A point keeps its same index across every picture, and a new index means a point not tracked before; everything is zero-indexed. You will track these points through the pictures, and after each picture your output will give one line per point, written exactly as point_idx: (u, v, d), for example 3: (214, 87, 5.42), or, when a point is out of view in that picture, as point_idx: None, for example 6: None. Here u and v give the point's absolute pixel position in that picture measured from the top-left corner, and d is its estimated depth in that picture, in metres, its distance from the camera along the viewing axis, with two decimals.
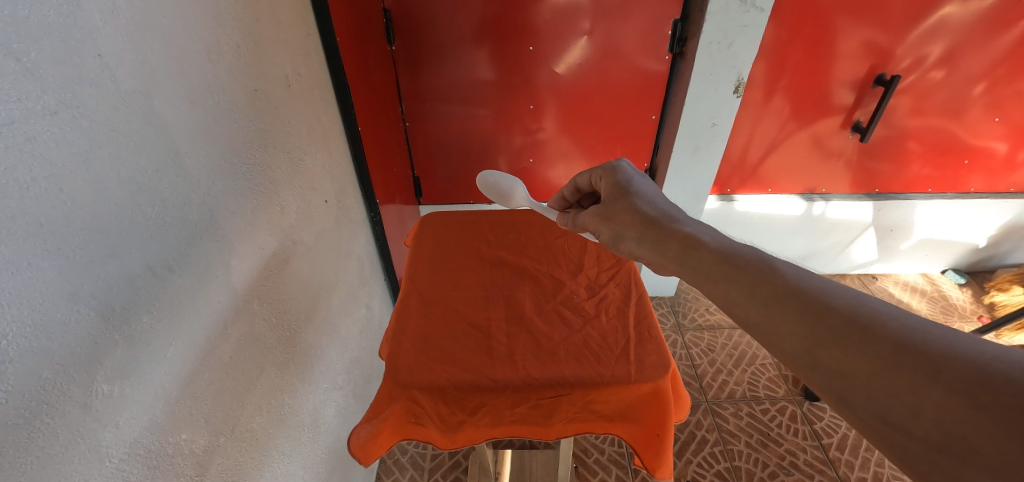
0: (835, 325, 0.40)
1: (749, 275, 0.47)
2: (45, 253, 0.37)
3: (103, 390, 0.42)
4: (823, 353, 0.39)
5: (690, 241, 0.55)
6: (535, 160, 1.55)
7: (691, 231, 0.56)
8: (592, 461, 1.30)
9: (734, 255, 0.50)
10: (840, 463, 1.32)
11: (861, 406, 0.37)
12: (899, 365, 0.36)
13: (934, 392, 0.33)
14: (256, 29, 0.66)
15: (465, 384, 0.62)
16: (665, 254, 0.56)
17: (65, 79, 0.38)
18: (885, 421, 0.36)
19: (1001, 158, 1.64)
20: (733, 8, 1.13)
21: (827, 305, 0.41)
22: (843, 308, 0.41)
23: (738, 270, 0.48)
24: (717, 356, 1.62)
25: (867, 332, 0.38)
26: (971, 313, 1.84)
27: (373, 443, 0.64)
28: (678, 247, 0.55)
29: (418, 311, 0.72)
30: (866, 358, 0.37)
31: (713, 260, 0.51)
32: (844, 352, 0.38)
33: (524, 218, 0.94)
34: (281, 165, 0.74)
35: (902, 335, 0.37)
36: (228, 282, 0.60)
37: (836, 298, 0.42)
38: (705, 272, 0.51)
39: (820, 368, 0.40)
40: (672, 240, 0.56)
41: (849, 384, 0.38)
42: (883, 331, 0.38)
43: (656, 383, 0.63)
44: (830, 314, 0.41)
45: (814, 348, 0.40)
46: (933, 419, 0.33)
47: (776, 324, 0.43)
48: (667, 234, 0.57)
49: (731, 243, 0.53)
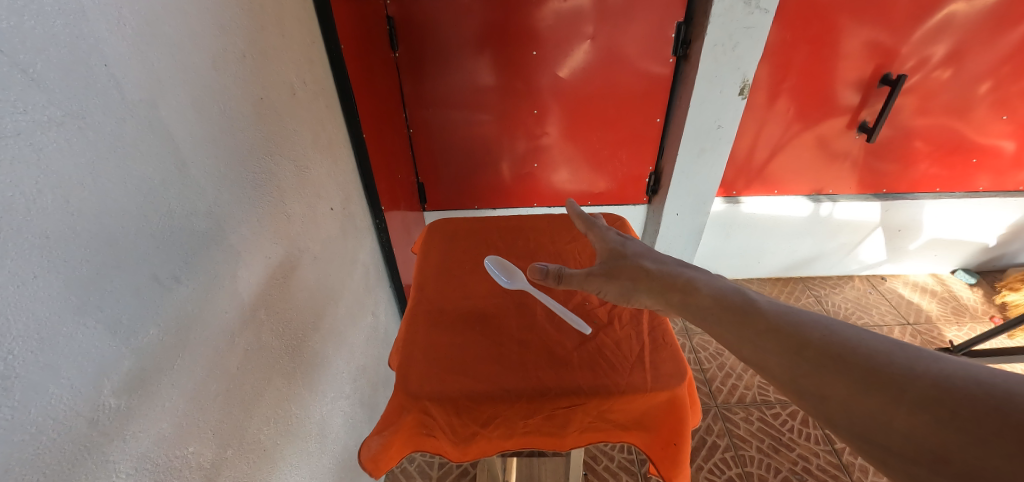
0: (811, 354, 0.42)
1: (737, 313, 0.49)
2: (52, 268, 0.36)
3: (110, 404, 0.41)
4: (805, 381, 0.41)
5: (690, 286, 0.55)
6: (539, 165, 1.54)
7: (692, 275, 0.57)
8: (602, 468, 1.29)
9: (725, 294, 0.52)
10: (854, 468, 1.30)
11: (843, 426, 0.38)
12: (869, 387, 0.38)
13: (902, 409, 0.35)
14: (261, 37, 0.67)
15: (477, 395, 0.61)
16: (670, 302, 0.57)
17: (72, 89, 0.38)
18: (865, 439, 0.37)
19: (1009, 156, 1.63)
20: (737, 10, 1.12)
21: (801, 336, 0.43)
22: (817, 338, 0.43)
23: (729, 311, 0.50)
24: (726, 360, 1.61)
25: (841, 357, 0.40)
26: (982, 313, 1.81)
27: (384, 455, 0.63)
28: (679, 294, 0.55)
29: (427, 320, 0.71)
30: (841, 382, 0.39)
31: (709, 303, 0.52)
32: (822, 378, 0.40)
33: (533, 224, 0.93)
34: (287, 173, 0.74)
35: (870, 356, 0.39)
36: (236, 292, 0.59)
37: (810, 327, 0.44)
38: (703, 314, 0.52)
39: (804, 393, 0.41)
40: (674, 287, 0.56)
41: (831, 407, 0.39)
42: (854, 356, 0.40)
43: (672, 391, 0.62)
44: (807, 345, 0.43)
45: (797, 376, 0.42)
46: (905, 434, 0.35)
47: (762, 355, 0.45)
48: (670, 281, 0.57)
49: (723, 284, 0.54)
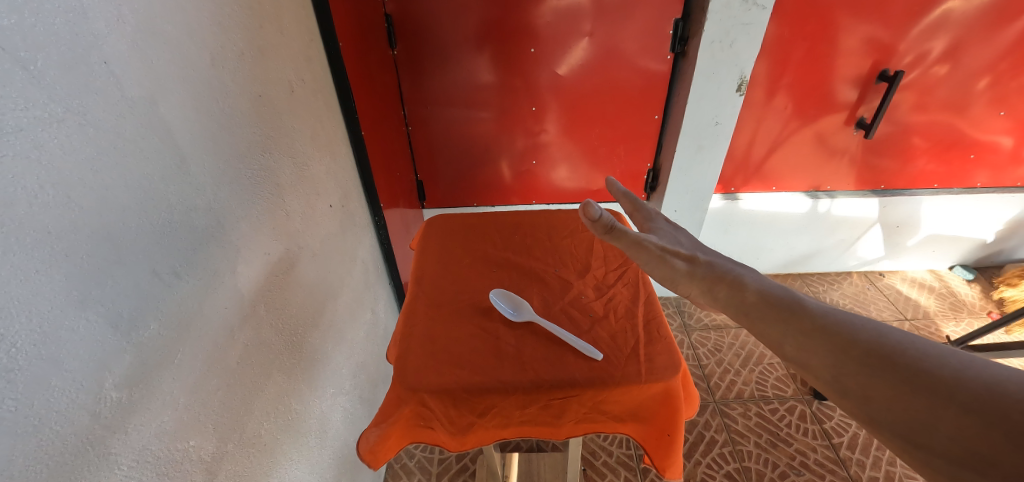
0: (858, 353, 0.41)
1: (784, 311, 0.48)
2: (53, 262, 0.37)
3: (112, 397, 0.42)
4: (849, 379, 0.41)
5: (738, 282, 0.54)
6: (538, 162, 1.54)
7: (742, 273, 0.55)
8: (600, 463, 1.29)
9: (772, 292, 0.51)
10: (852, 462, 1.30)
11: (885, 425, 0.38)
12: (916, 388, 0.37)
13: (950, 410, 0.35)
14: (259, 35, 0.67)
15: (475, 387, 0.61)
16: (714, 296, 0.55)
17: (73, 87, 0.38)
18: (908, 440, 0.37)
19: (1006, 152, 1.63)
20: (734, 6, 1.13)
21: (850, 336, 0.43)
22: (865, 339, 0.42)
23: (773, 308, 0.49)
24: (724, 356, 1.62)
25: (888, 359, 0.40)
26: (980, 308, 1.82)
27: (382, 447, 0.64)
28: (726, 288, 0.54)
29: (425, 314, 0.72)
30: (888, 383, 0.39)
31: (756, 299, 0.51)
32: (867, 378, 0.40)
33: (530, 220, 0.93)
34: (285, 170, 0.74)
35: (919, 360, 0.39)
36: (235, 289, 0.60)
37: (858, 329, 0.43)
38: (745, 309, 0.51)
39: (846, 393, 0.41)
40: (722, 281, 0.55)
41: (874, 407, 0.39)
42: (902, 359, 0.40)
43: (667, 383, 0.63)
44: (854, 344, 0.42)
45: (842, 375, 0.41)
46: (951, 435, 0.35)
47: (805, 353, 0.44)
48: (718, 274, 0.56)
49: (772, 284, 0.52)
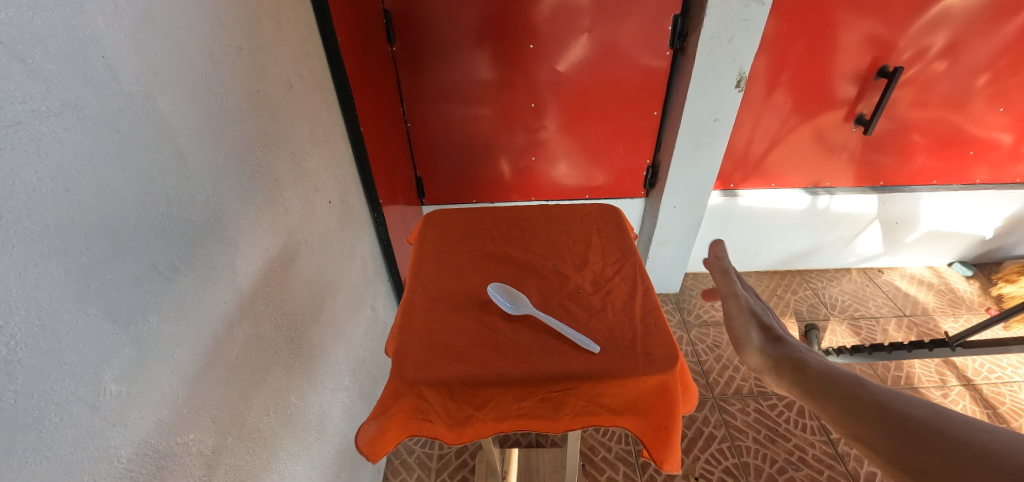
0: (914, 428, 0.42)
1: (848, 391, 0.48)
2: (51, 255, 0.37)
3: (111, 391, 0.42)
4: (909, 455, 0.41)
5: (803, 365, 0.54)
6: (537, 158, 1.54)
7: (810, 355, 0.55)
8: (599, 458, 1.30)
9: (834, 374, 0.51)
10: (850, 458, 1.31)
11: None
12: (969, 462, 0.38)
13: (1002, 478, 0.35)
14: (258, 30, 0.67)
15: (473, 380, 0.61)
16: (780, 376, 0.56)
17: (71, 81, 0.38)
18: None
19: (1006, 149, 1.63)
20: (734, 2, 1.12)
21: (906, 413, 0.44)
22: (920, 415, 0.43)
23: (837, 388, 0.49)
24: (723, 352, 1.62)
25: (941, 434, 0.41)
26: (978, 305, 1.82)
27: (381, 440, 0.64)
28: (791, 369, 0.55)
29: (423, 308, 0.72)
30: (944, 458, 0.39)
31: (816, 380, 0.52)
32: (924, 453, 0.40)
33: (528, 214, 0.93)
34: (284, 166, 0.74)
35: (974, 437, 0.39)
36: (234, 283, 0.60)
37: (914, 407, 0.44)
38: (809, 390, 0.52)
39: (905, 467, 0.41)
40: (791, 361, 0.55)
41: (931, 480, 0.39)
42: (957, 435, 0.40)
43: (664, 376, 0.63)
44: (909, 420, 0.43)
45: (902, 452, 0.42)
46: None
47: (866, 430, 0.45)
48: (789, 355, 0.56)
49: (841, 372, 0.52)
